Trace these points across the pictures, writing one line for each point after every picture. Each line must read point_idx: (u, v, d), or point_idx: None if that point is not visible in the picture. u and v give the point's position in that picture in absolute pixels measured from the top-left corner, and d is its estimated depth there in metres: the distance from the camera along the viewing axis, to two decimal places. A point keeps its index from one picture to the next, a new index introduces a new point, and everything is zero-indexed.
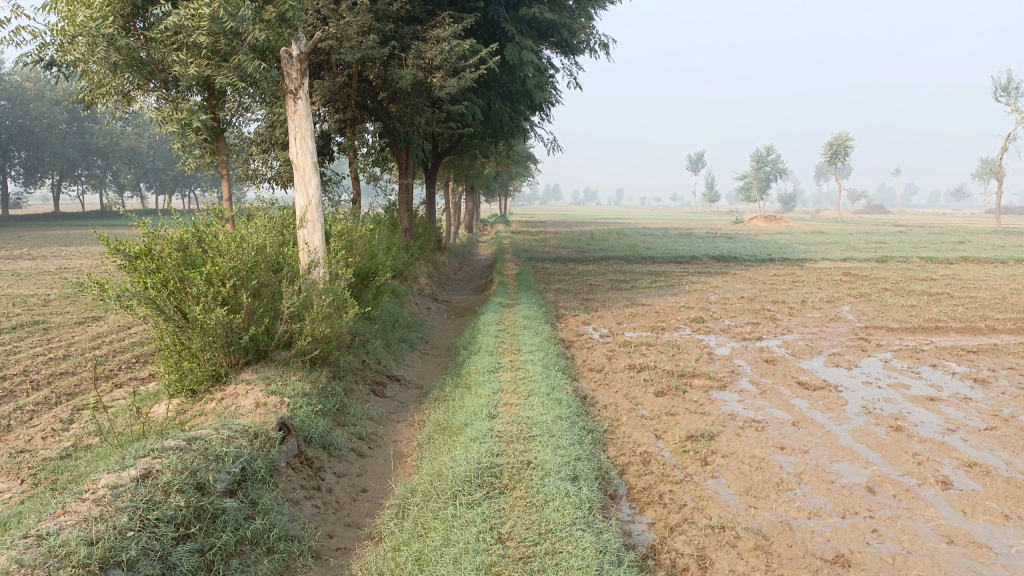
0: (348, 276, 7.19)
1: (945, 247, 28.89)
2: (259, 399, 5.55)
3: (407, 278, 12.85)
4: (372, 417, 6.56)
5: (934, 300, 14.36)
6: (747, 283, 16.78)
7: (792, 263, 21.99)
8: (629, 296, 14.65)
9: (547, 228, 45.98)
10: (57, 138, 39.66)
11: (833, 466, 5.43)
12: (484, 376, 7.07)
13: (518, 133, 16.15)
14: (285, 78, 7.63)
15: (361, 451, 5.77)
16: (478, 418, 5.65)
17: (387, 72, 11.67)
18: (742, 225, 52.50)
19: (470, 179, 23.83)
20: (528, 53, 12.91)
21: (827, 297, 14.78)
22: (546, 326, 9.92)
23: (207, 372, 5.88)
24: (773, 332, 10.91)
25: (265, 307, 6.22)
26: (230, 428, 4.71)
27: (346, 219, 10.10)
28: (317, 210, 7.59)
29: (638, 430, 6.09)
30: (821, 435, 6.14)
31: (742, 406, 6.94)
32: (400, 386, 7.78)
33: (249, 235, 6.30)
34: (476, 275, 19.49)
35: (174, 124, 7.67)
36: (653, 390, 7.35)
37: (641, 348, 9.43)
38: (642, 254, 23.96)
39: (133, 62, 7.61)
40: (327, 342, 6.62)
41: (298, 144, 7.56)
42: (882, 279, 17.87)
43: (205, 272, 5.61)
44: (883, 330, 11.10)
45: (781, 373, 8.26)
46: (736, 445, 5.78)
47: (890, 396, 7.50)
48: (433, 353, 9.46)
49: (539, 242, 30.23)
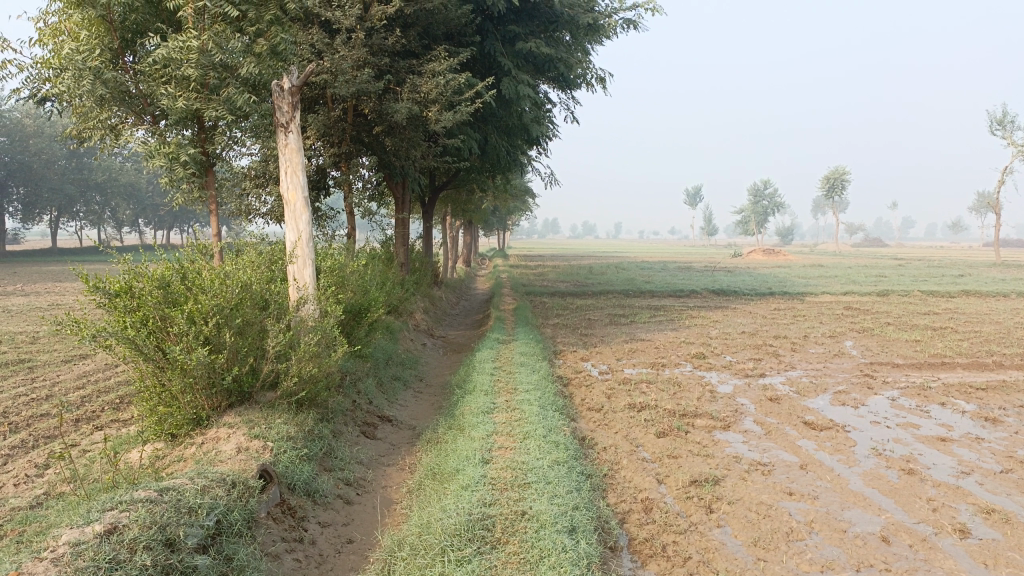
0: (338, 313, 6.96)
1: (947, 280, 28.69)
2: (241, 444, 5.29)
3: (403, 313, 12.62)
4: (361, 461, 6.29)
5: (938, 335, 14.13)
6: (747, 318, 16.55)
7: (793, 297, 21.78)
8: (628, 331, 14.42)
9: (545, 261, 45.77)
10: (56, 173, 39.65)
11: (844, 514, 5.16)
12: (478, 416, 6.81)
13: (516, 167, 16.03)
14: (276, 111, 7.46)
15: (349, 498, 5.50)
16: (471, 464, 5.39)
17: (383, 106, 11.56)
18: (741, 259, 52.35)
19: (468, 213, 23.73)
20: (525, 87, 12.83)
21: (829, 331, 14.55)
22: (544, 364, 9.67)
23: (188, 416, 5.64)
24: (777, 368, 10.66)
25: (250, 347, 5.99)
26: (206, 476, 4.45)
27: (339, 255, 9.91)
28: (308, 246, 7.38)
29: (638, 474, 5.82)
30: (831, 479, 5.87)
31: (747, 448, 6.68)
32: (393, 427, 7.52)
33: (234, 272, 6.09)
34: (473, 309, 19.26)
35: (162, 159, 7.51)
36: (654, 430, 7.08)
37: (642, 386, 9.17)
38: (642, 287, 23.77)
39: (121, 95, 7.47)
40: (314, 382, 6.37)
41: (289, 178, 7.38)
42: (884, 313, 17.65)
43: (186, 310, 5.38)
44: (888, 366, 10.85)
45: (786, 412, 8.00)
46: (742, 491, 5.51)
47: (900, 437, 7.23)
48: (428, 392, 9.19)
49: (538, 276, 30.08)
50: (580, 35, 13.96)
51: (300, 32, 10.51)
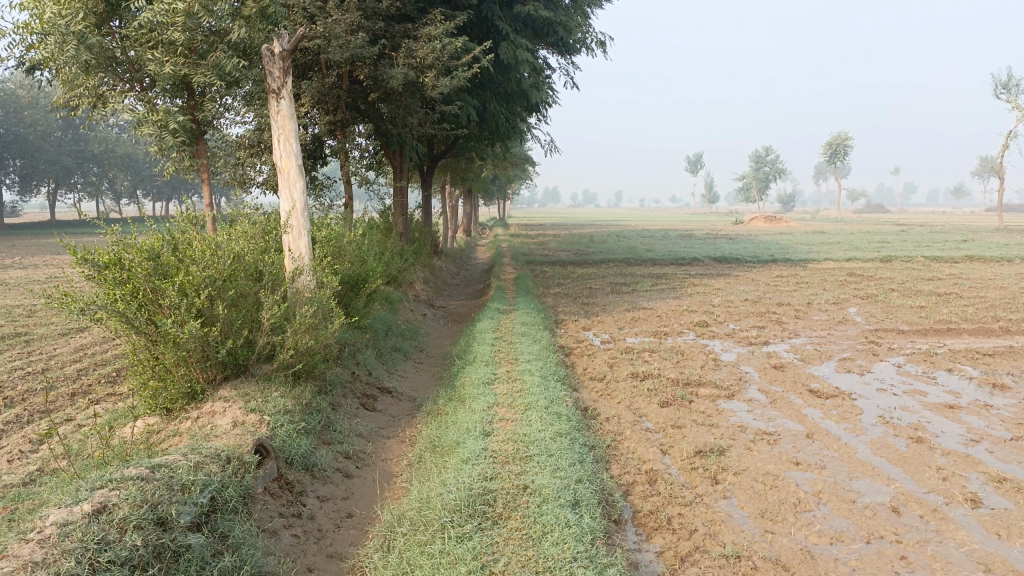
0: (335, 283, 6.83)
1: (950, 246, 28.48)
2: (237, 418, 5.19)
3: (402, 283, 12.48)
4: (361, 434, 6.19)
5: (943, 301, 14.01)
6: (750, 285, 16.43)
7: (796, 264, 21.63)
8: (630, 299, 14.29)
9: (546, 230, 45.41)
10: (52, 145, 39.24)
11: (853, 484, 5.06)
12: (479, 387, 6.69)
13: (515, 134, 15.77)
14: (267, 76, 7.23)
15: (348, 471, 5.41)
16: (472, 437, 5.28)
17: (378, 72, 11.29)
18: (743, 227, 52.02)
19: (468, 182, 23.51)
20: (523, 52, 12.56)
21: (833, 298, 14.40)
22: (545, 333, 9.55)
23: (182, 390, 5.53)
24: (781, 336, 10.55)
25: (245, 319, 5.86)
26: (200, 452, 4.34)
27: (337, 224, 9.73)
28: (302, 215, 7.21)
29: (642, 445, 5.72)
30: (838, 448, 5.77)
31: (751, 417, 6.57)
32: (392, 398, 7.42)
33: (226, 242, 5.94)
34: (474, 279, 19.13)
35: (151, 126, 7.33)
36: (657, 400, 6.97)
37: (644, 355, 9.05)
38: (643, 256, 23.61)
39: (107, 61, 7.25)
40: (311, 354, 6.25)
41: (282, 146, 7.20)
42: (888, 279, 17.50)
43: (177, 282, 5.23)
44: (893, 333, 10.72)
45: (791, 380, 7.89)
46: (748, 461, 5.41)
47: (907, 404, 7.12)
48: (428, 363, 9.08)
49: (538, 244, 29.91)
50: None
51: None
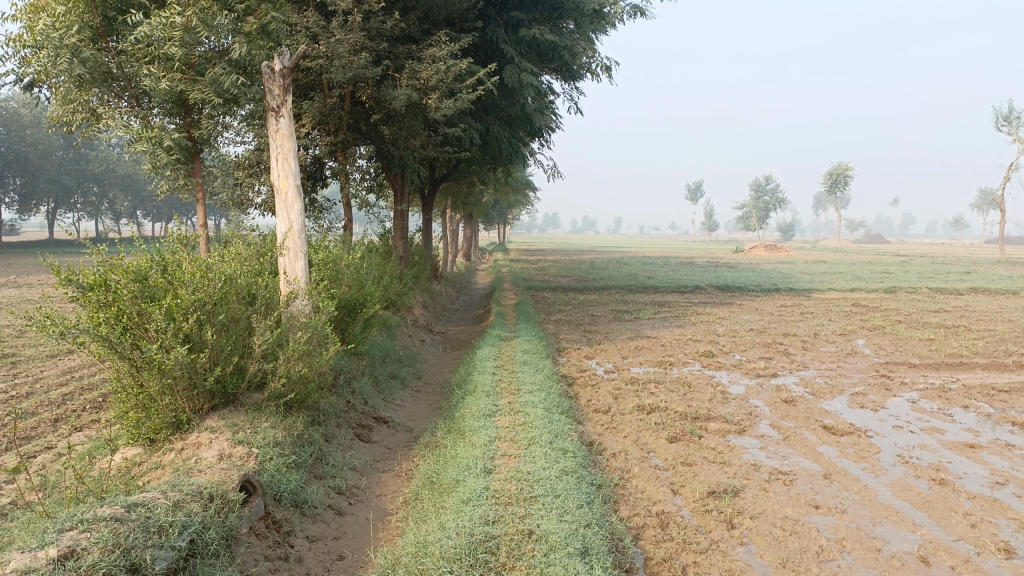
0: (332, 308, 6.56)
1: (954, 278, 28.25)
2: (223, 450, 4.90)
3: (401, 308, 12.22)
4: (354, 467, 5.89)
5: (951, 333, 13.75)
6: (754, 315, 16.16)
7: (799, 293, 21.39)
8: (633, 327, 14.02)
9: (546, 256, 45.25)
10: (52, 164, 39.09)
11: (876, 530, 4.76)
12: (479, 420, 6.39)
13: (518, 159, 15.59)
14: (266, 94, 7.01)
15: (340, 509, 5.11)
16: (472, 474, 4.98)
17: (381, 93, 11.12)
18: (743, 255, 51.80)
19: (469, 206, 23.35)
20: (528, 75, 12.42)
21: (840, 329, 14.14)
22: (547, 362, 9.26)
23: (167, 419, 5.24)
24: (789, 367, 10.27)
25: (236, 346, 5.58)
26: (181, 489, 4.04)
27: (335, 247, 9.47)
28: (299, 238, 6.95)
29: (651, 484, 5.42)
30: (858, 491, 5.47)
31: (765, 454, 6.28)
32: (389, 429, 7.12)
33: (219, 264, 5.68)
34: (474, 305, 18.87)
35: (145, 143, 7.11)
36: (666, 435, 6.67)
37: (649, 386, 8.76)
38: (645, 283, 23.38)
39: (102, 76, 7.05)
40: (304, 383, 5.96)
41: (280, 166, 6.96)
42: (894, 310, 17.26)
43: (164, 305, 4.96)
44: (905, 366, 10.44)
45: (803, 415, 7.60)
46: (764, 503, 5.12)
47: (926, 443, 6.82)
48: (426, 391, 8.78)
49: (538, 270, 29.67)
50: (584, 23, 13.52)
51: (295, 14, 10.07)
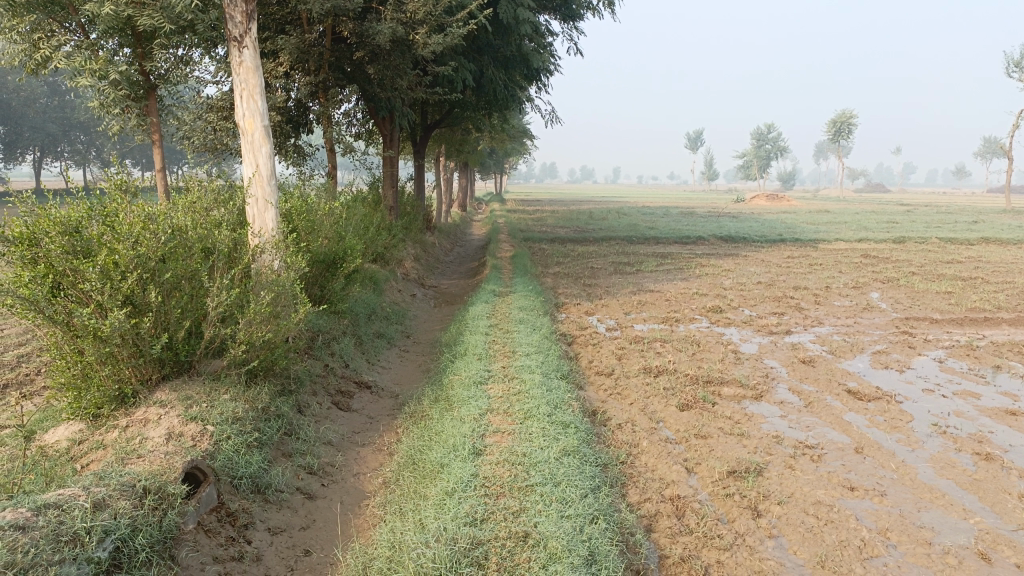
0: (303, 263, 5.87)
1: (962, 228, 27.36)
2: (172, 429, 4.25)
3: (390, 261, 11.52)
4: (329, 442, 5.26)
5: (970, 286, 13.08)
6: (761, 267, 15.45)
7: (805, 244, 20.66)
8: (635, 281, 13.35)
9: (543, 207, 44.48)
10: (36, 112, 37.77)
11: (923, 517, 4.16)
12: (469, 388, 5.75)
13: (514, 103, 14.72)
14: (226, 21, 6.14)
15: (310, 492, 4.49)
16: (459, 457, 4.35)
17: (363, 27, 10.22)
18: (744, 205, 50.73)
19: (464, 154, 22.46)
20: (524, 10, 11.57)
21: (852, 281, 13.48)
22: (545, 320, 8.60)
23: (110, 393, 4.55)
24: (803, 324, 9.61)
25: (190, 308, 4.88)
26: (109, 483, 3.38)
27: (314, 195, 8.73)
28: (268, 185, 6.23)
29: (663, 462, 4.79)
30: (895, 468, 4.86)
31: (787, 424, 5.66)
32: (372, 395, 6.49)
33: (167, 214, 4.96)
34: (469, 257, 18.16)
35: (89, 77, 6.35)
36: (676, 402, 6.04)
37: (656, 346, 8.13)
38: (646, 233, 22.66)
39: (41, 1, 6.25)
40: (270, 349, 5.28)
41: (245, 104, 6.16)
42: (906, 262, 16.57)
43: (100, 262, 4.24)
44: (927, 322, 9.79)
45: (824, 378, 6.96)
46: (792, 484, 4.50)
47: (961, 410, 6.20)
48: (414, 351, 8.14)
49: (536, 221, 28.87)
50: None
51: None
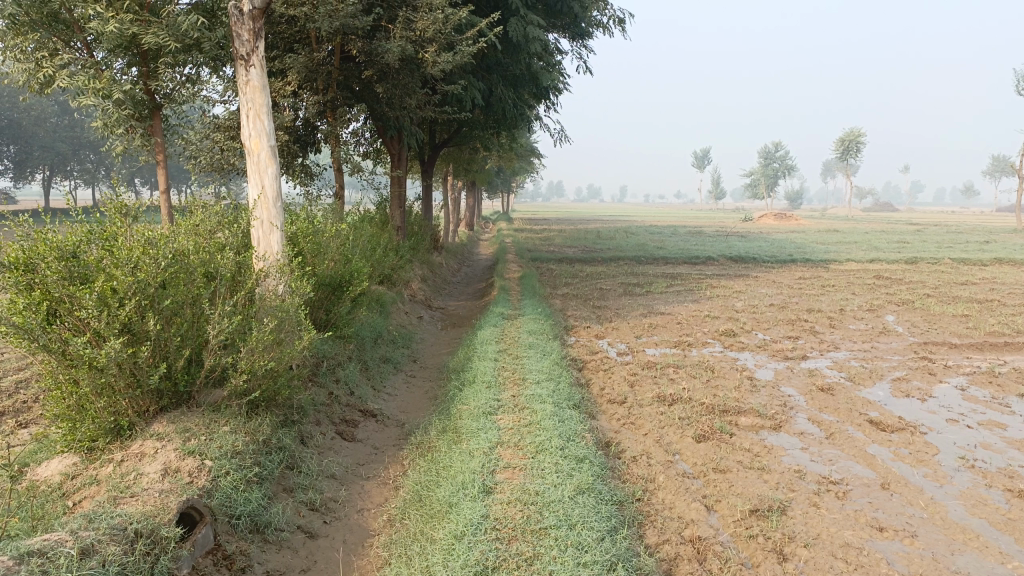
0: (308, 288, 5.70)
1: (974, 248, 27.04)
2: (169, 464, 4.06)
3: (396, 283, 11.36)
4: (333, 475, 5.07)
5: (986, 309, 12.82)
6: (772, 288, 15.23)
7: (816, 265, 20.42)
8: (645, 302, 13.15)
9: (551, 226, 44.39)
10: (46, 131, 37.99)
11: (958, 562, 3.94)
12: (478, 419, 5.56)
13: (523, 123, 14.61)
14: (234, 40, 6.03)
15: (312, 531, 4.30)
16: (468, 495, 4.15)
17: (372, 46, 10.13)
18: (753, 224, 50.64)
19: (471, 173, 22.38)
20: (534, 29, 11.48)
21: (866, 304, 13.25)
22: (555, 344, 8.41)
23: (106, 425, 4.37)
24: (818, 348, 9.39)
25: (190, 336, 4.71)
26: (99, 526, 3.20)
27: (321, 216, 8.59)
28: (274, 207, 6.10)
29: (681, 499, 4.58)
30: (924, 506, 4.64)
31: (808, 457, 5.44)
32: (377, 423, 6.29)
33: (169, 237, 4.80)
34: (477, 277, 18.00)
35: (93, 96, 6.25)
36: (692, 433, 5.83)
37: (669, 371, 7.92)
38: (655, 253, 22.48)
39: (45, 19, 6.16)
40: (273, 378, 5.10)
41: (252, 123, 6.04)
42: (919, 283, 16.32)
43: (97, 289, 4.08)
44: (946, 347, 9.56)
45: (844, 407, 6.74)
46: (818, 525, 4.29)
47: (988, 441, 5.97)
48: (421, 377, 7.95)
49: (543, 240, 28.74)
50: None
51: None
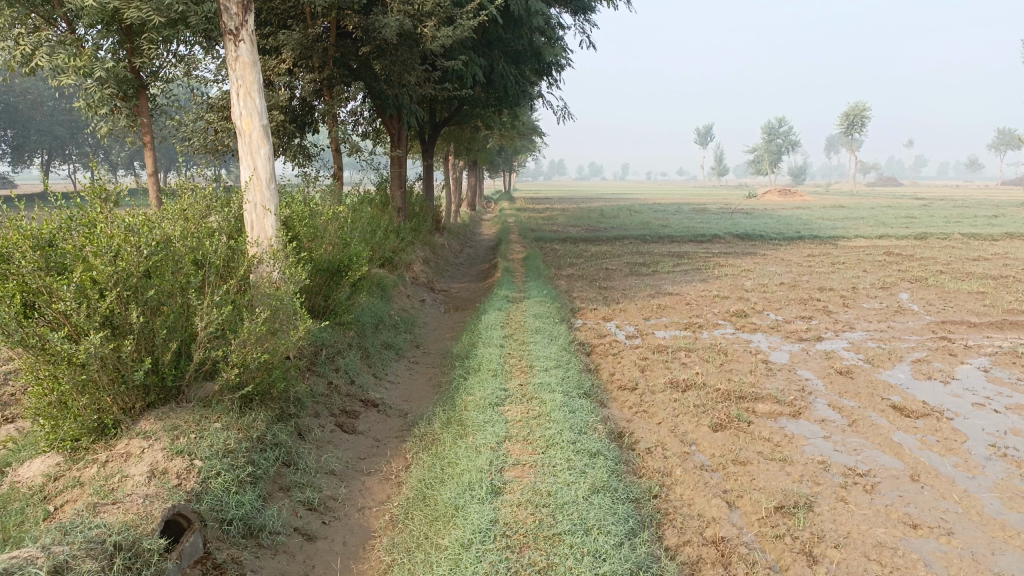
0: (304, 274, 5.41)
1: (982, 222, 26.63)
2: (156, 465, 3.81)
3: (397, 265, 11.07)
4: (332, 471, 4.81)
5: (1002, 286, 12.49)
6: (782, 266, 14.91)
7: (825, 241, 20.07)
8: (652, 283, 12.87)
9: (554, 205, 44.05)
10: (43, 114, 37.53)
11: (999, 562, 3.68)
12: (484, 411, 5.29)
13: (525, 100, 14.26)
14: (221, 14, 5.70)
15: (310, 533, 4.05)
16: (475, 497, 3.89)
17: (368, 21, 9.77)
18: (758, 200, 50.20)
19: (473, 152, 22.02)
20: (535, 2, 11.11)
21: (879, 281, 12.94)
22: (562, 328, 8.13)
23: (89, 423, 4.10)
24: (833, 329, 9.10)
25: (177, 328, 4.43)
26: (75, 540, 2.95)
27: (318, 198, 8.28)
28: (268, 190, 5.81)
29: (700, 494, 4.31)
30: (959, 500, 4.37)
31: (832, 447, 5.17)
32: (379, 414, 6.03)
33: (153, 224, 4.50)
34: (480, 258, 17.72)
35: (73, 75, 5.95)
36: (708, 422, 5.56)
37: (680, 355, 7.65)
38: (660, 232, 22.15)
39: None
40: (268, 371, 4.83)
41: (242, 102, 5.71)
42: (931, 259, 15.99)
43: (74, 279, 3.79)
44: (965, 327, 9.25)
45: (865, 391, 6.47)
46: (847, 522, 4.02)
47: (1018, 427, 5.70)
48: (424, 364, 7.69)
49: (546, 220, 28.38)
50: None
51: None
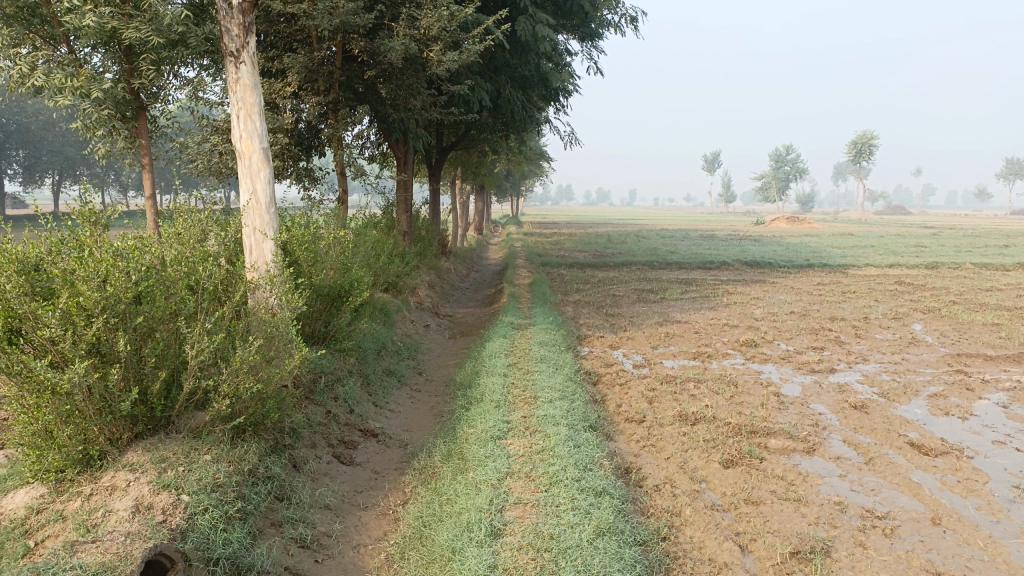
0: (302, 301, 5.26)
1: (994, 252, 26.35)
2: (141, 500, 3.63)
3: (402, 290, 10.93)
4: (327, 505, 4.62)
5: (1018, 317, 12.25)
6: (792, 295, 14.71)
7: (835, 269, 19.85)
8: (660, 310, 12.68)
9: (561, 229, 44.00)
10: (54, 135, 37.77)
11: None
12: (486, 445, 5.10)
13: (532, 125, 14.19)
14: (223, 35, 5.60)
15: (301, 572, 3.85)
16: (475, 540, 3.70)
17: (374, 44, 9.72)
18: (767, 226, 50.10)
19: (481, 176, 21.97)
20: (543, 27, 11.06)
21: (891, 311, 12.72)
22: (568, 357, 7.95)
23: (74, 454, 3.93)
24: (846, 360, 8.88)
25: (168, 356, 4.28)
26: None
27: (320, 222, 8.17)
28: (267, 214, 5.69)
29: (711, 536, 4.11)
30: (984, 546, 4.16)
31: (848, 487, 4.96)
32: (378, 445, 5.85)
33: (145, 248, 4.36)
34: (486, 283, 17.58)
35: (71, 95, 5.87)
36: (719, 458, 5.35)
37: (689, 386, 7.45)
38: (667, 257, 21.98)
39: (20, 13, 5.78)
40: (261, 401, 4.66)
41: (242, 124, 5.61)
42: (944, 289, 15.75)
43: (60, 305, 3.64)
44: (981, 360, 9.01)
45: (881, 427, 6.25)
46: (866, 569, 3.81)
47: None
48: (426, 391, 7.51)
49: (553, 244, 28.26)
50: None
51: None
